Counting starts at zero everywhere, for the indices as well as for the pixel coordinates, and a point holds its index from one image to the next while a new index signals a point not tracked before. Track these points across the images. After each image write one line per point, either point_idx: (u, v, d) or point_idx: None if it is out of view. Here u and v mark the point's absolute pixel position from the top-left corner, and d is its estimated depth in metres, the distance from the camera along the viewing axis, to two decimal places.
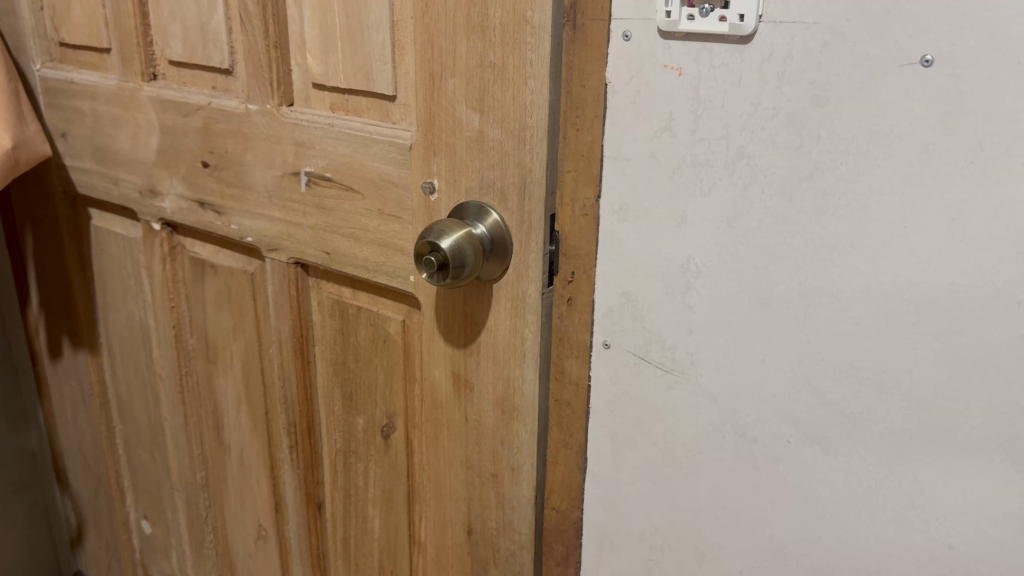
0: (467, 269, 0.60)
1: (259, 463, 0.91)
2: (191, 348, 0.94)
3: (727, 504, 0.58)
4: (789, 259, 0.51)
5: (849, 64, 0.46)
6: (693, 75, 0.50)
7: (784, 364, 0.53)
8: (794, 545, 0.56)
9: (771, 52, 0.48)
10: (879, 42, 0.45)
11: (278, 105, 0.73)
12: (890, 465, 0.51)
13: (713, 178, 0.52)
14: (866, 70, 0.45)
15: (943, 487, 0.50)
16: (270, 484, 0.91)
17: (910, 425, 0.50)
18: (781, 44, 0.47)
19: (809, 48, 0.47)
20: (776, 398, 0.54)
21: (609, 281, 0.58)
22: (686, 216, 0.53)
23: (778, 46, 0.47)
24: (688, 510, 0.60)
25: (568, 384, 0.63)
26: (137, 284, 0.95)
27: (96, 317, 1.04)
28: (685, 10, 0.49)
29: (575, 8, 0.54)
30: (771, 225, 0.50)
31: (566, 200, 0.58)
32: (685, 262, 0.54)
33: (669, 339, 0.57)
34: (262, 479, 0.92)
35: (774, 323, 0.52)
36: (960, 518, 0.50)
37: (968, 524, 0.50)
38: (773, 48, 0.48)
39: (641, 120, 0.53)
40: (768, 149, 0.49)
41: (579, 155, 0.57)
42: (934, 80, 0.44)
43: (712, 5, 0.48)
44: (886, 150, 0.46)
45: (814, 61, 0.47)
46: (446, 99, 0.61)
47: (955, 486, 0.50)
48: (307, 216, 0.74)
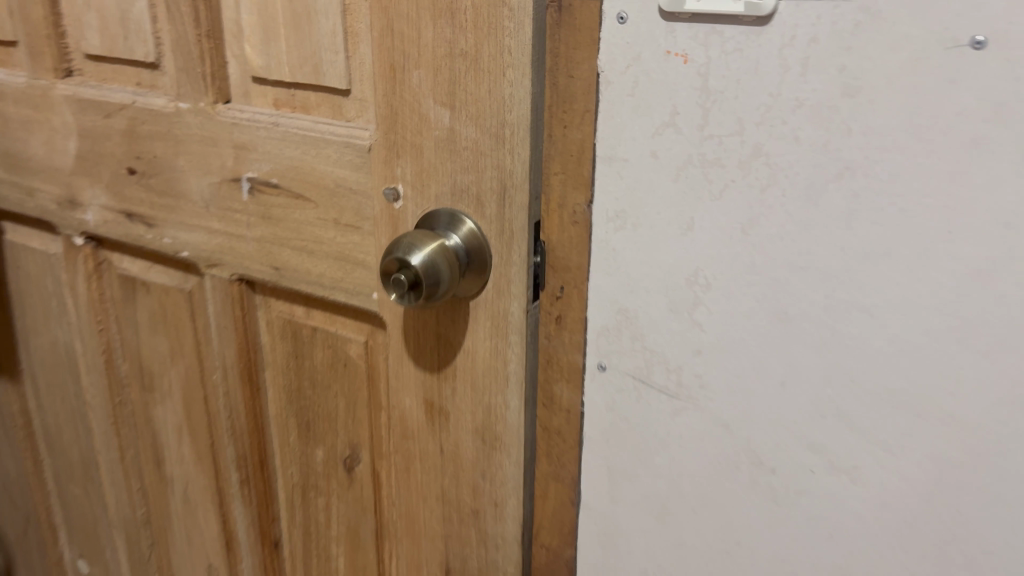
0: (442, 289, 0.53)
1: (207, 499, 0.83)
2: (124, 375, 0.84)
3: (741, 539, 0.52)
4: (814, 270, 0.45)
5: (885, 47, 0.40)
6: (701, 62, 0.44)
7: (807, 387, 0.47)
8: None
9: (793, 36, 0.42)
10: (921, 22, 0.39)
11: (213, 103, 0.64)
12: (928, 496, 0.46)
13: (724, 181, 0.45)
14: (906, 54, 0.39)
15: (990, 520, 0.45)
16: (219, 521, 0.83)
17: (952, 453, 0.44)
18: (805, 25, 0.41)
19: (839, 30, 0.40)
20: (797, 424, 0.48)
21: (604, 297, 0.52)
22: (692, 224, 0.47)
23: (802, 28, 0.41)
24: (696, 546, 0.54)
25: (559, 411, 0.57)
26: (61, 305, 0.86)
27: (16, 342, 0.93)
28: None
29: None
30: (793, 233, 0.44)
31: (553, 207, 0.52)
32: (692, 274, 0.48)
33: (674, 360, 0.50)
34: (210, 516, 0.83)
35: (795, 342, 0.46)
36: (1007, 554, 0.45)
37: (1017, 560, 0.45)
38: (796, 30, 0.41)
39: (639, 115, 0.47)
40: (789, 146, 0.43)
41: (568, 156, 0.50)
42: (985, 65, 0.38)
43: None
44: (929, 145, 0.40)
45: (843, 45, 0.41)
46: (409, 94, 0.54)
47: (1003, 519, 0.44)
48: (251, 227, 0.66)
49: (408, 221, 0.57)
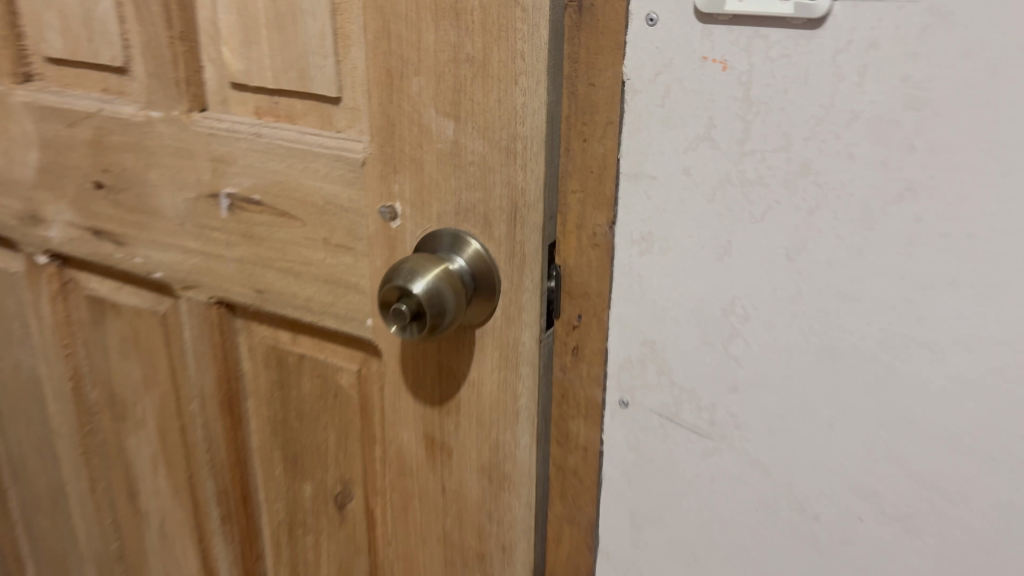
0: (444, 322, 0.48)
1: (185, 535, 0.77)
2: (93, 403, 0.78)
3: None
4: (867, 302, 0.40)
5: (957, 53, 0.35)
6: (742, 69, 0.39)
7: (858, 429, 0.43)
8: None
9: (850, 40, 0.37)
10: (1000, 26, 0.34)
11: (188, 112, 0.59)
12: (992, 547, 0.42)
13: (766, 202, 0.41)
14: (981, 62, 0.35)
15: None
16: (200, 558, 0.77)
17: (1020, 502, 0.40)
18: (864, 29, 0.37)
19: (902, 34, 0.36)
20: (845, 468, 0.44)
21: (628, 327, 0.47)
22: (729, 248, 0.42)
23: (859, 32, 0.37)
24: None
25: (574, 450, 0.51)
26: (24, 327, 0.79)
27: None
28: None
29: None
30: (844, 259, 0.40)
31: (571, 228, 0.47)
32: (729, 304, 0.43)
33: (706, 397, 0.45)
34: (190, 552, 0.78)
35: (845, 379, 0.42)
36: None
37: None
38: (853, 34, 0.37)
39: (669, 128, 0.42)
40: (842, 163, 0.39)
41: (588, 171, 0.45)
42: None
43: None
44: (1004, 164, 0.36)
45: (908, 51, 0.36)
46: (408, 102, 0.48)
47: None
48: (231, 247, 0.60)
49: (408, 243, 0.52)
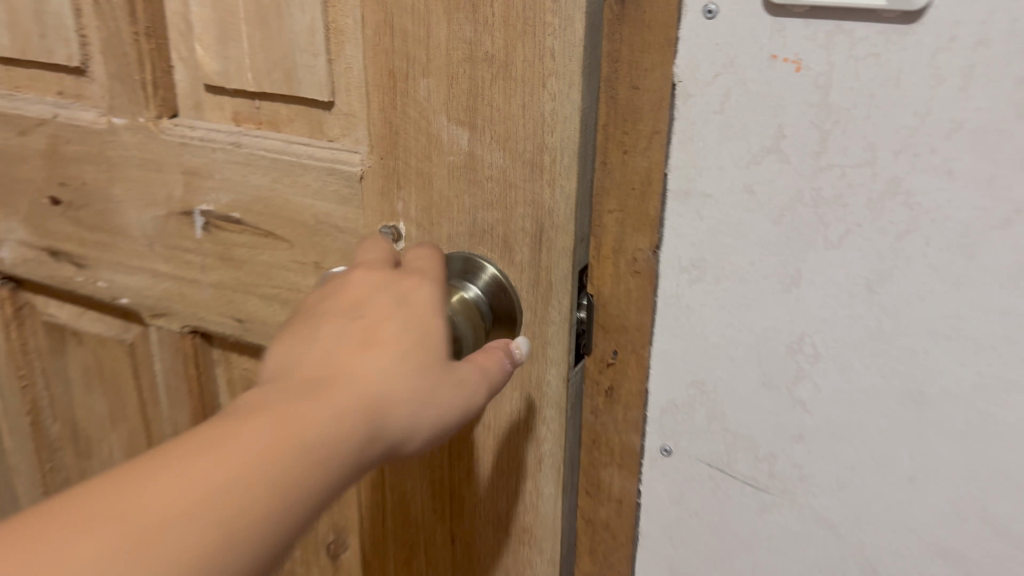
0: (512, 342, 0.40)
1: None
2: (54, 439, 0.70)
3: None
4: (962, 339, 0.35)
5: None
6: (820, 70, 0.34)
7: (944, 483, 0.37)
8: None
9: (953, 36, 0.31)
10: None
11: (156, 118, 0.52)
12: None
13: (845, 224, 0.35)
14: None
15: None
16: None
17: None
18: (970, 22, 0.31)
19: (1018, 29, 0.30)
20: (927, 526, 0.38)
21: (674, 366, 0.42)
22: (798, 278, 0.37)
23: (965, 26, 0.31)
24: None
25: (608, 502, 0.47)
26: None
27: None
28: None
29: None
30: (936, 291, 0.34)
31: (606, 252, 0.42)
32: (795, 341, 0.38)
33: (765, 446, 0.40)
34: None
35: (931, 429, 0.36)
36: None
37: None
38: (957, 29, 0.31)
39: (729, 139, 0.36)
40: (938, 181, 0.33)
41: (628, 189, 0.40)
42: None
43: None
44: None
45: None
46: (415, 107, 0.42)
47: None
48: (206, 271, 0.54)
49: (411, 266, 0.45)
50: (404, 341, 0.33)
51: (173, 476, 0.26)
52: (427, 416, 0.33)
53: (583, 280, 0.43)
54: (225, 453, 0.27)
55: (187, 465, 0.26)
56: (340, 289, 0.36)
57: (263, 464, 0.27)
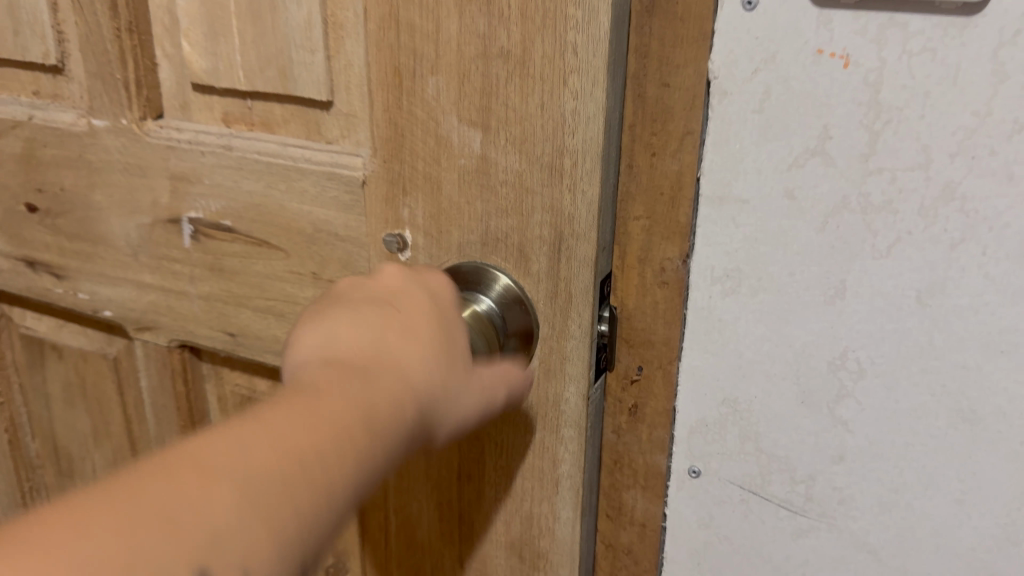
0: (518, 369, 0.39)
1: None
2: (33, 458, 0.66)
3: None
4: (1019, 354, 0.33)
5: None
6: (872, 66, 0.31)
7: (993, 505, 0.36)
8: None
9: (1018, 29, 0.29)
10: None
11: (140, 119, 0.48)
12: None
13: (895, 233, 0.33)
14: None
15: None
16: None
17: None
18: None
19: None
20: (973, 549, 0.37)
21: (703, 383, 0.39)
22: (843, 290, 0.35)
23: None
24: None
25: (631, 524, 0.45)
26: None
27: None
28: None
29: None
30: (992, 303, 0.33)
31: (632, 261, 0.39)
32: (839, 356, 0.36)
33: (805, 469, 0.39)
34: None
35: (983, 449, 0.35)
36: None
37: None
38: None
39: (768, 141, 0.34)
40: (997, 185, 0.31)
41: (656, 193, 0.37)
42: None
43: None
44: None
45: None
46: (422, 108, 0.39)
47: None
48: (195, 282, 0.50)
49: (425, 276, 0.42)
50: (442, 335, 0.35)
51: (277, 458, 0.27)
52: (454, 411, 0.35)
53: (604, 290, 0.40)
54: (315, 427, 0.28)
55: (285, 439, 0.27)
56: (371, 282, 0.37)
57: (352, 446, 0.28)
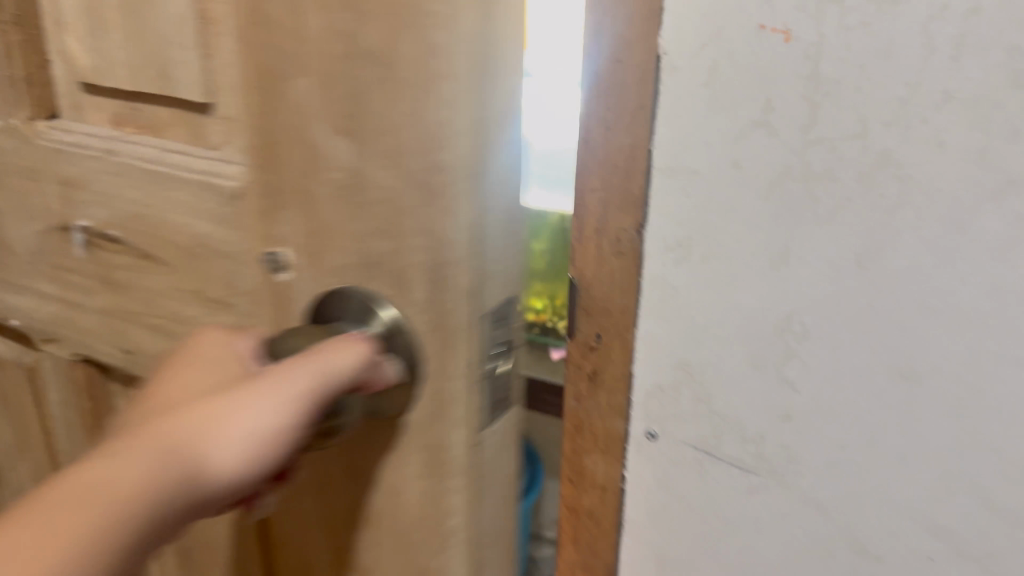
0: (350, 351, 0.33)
1: None
2: None
3: None
4: (948, 314, 0.34)
5: None
6: (810, 40, 0.33)
7: (928, 464, 0.37)
8: None
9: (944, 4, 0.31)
10: None
11: (30, 121, 0.45)
12: None
13: (836, 198, 0.35)
14: None
15: None
16: None
17: None
18: None
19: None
20: (914, 505, 0.38)
21: (658, 349, 0.42)
22: (787, 255, 0.37)
23: None
24: None
25: (591, 489, 0.47)
26: None
27: None
28: None
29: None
30: (929, 264, 0.34)
31: (589, 234, 0.40)
32: (783, 318, 0.38)
33: (753, 428, 0.41)
34: None
35: (921, 405, 0.36)
36: None
37: None
38: None
39: (715, 114, 0.36)
40: (929, 153, 0.33)
41: (613, 167, 0.39)
42: None
43: None
44: None
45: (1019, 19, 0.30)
46: (289, 106, 0.34)
47: None
48: (90, 295, 0.47)
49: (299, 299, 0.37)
50: (246, 379, 0.33)
51: None
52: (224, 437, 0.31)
53: (491, 329, 0.35)
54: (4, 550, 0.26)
55: None
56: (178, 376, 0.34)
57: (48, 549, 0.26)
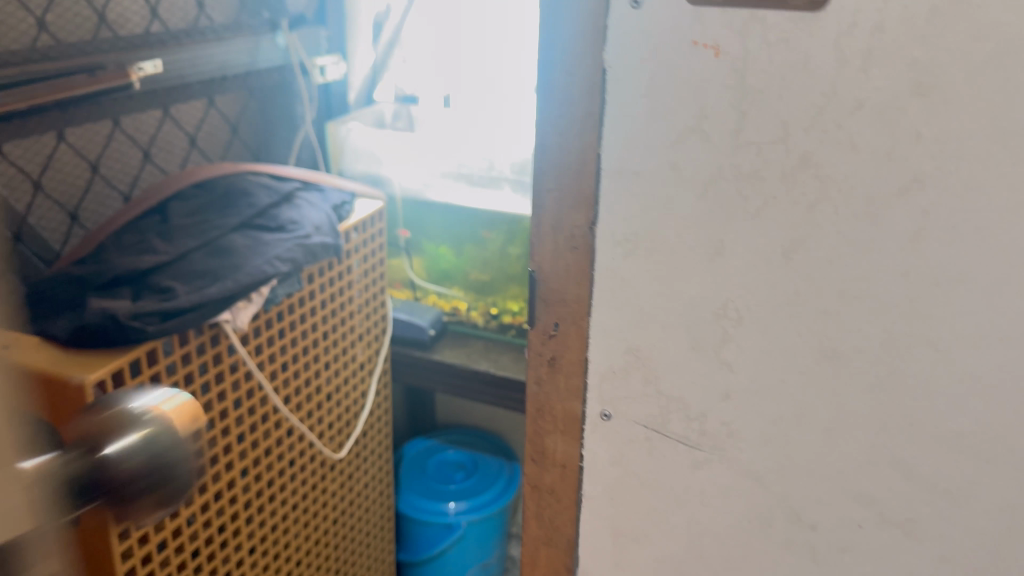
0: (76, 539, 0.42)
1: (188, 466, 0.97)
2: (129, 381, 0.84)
3: (707, 550, 0.67)
4: (838, 288, 0.55)
5: (925, 33, 0.48)
6: (734, 55, 0.52)
7: (856, 407, 0.58)
8: (829, 553, 0.63)
9: (845, 27, 0.50)
10: (971, 19, 0.47)
11: None
12: (950, 502, 0.58)
13: (764, 197, 0.55)
14: (976, 32, 0.47)
15: (948, 521, 0.59)
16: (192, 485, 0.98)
17: (992, 420, 0.55)
18: (850, 15, 0.49)
19: (877, 26, 0.49)
20: (824, 466, 0.60)
21: (611, 334, 0.63)
22: (721, 249, 0.57)
23: (854, 17, 0.49)
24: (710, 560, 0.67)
25: (555, 467, 0.71)
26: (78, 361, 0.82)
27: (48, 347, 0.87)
28: None
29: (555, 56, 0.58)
30: (836, 251, 0.55)
31: (549, 230, 0.63)
32: (722, 307, 0.59)
33: (701, 407, 0.62)
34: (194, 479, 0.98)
35: (840, 374, 0.57)
36: (959, 550, 0.59)
37: (964, 555, 0.59)
38: (844, 20, 0.50)
39: (654, 121, 0.56)
40: (844, 154, 0.52)
41: (572, 171, 0.60)
42: (987, 48, 0.47)
43: None
44: (957, 152, 0.50)
45: (862, 35, 0.50)
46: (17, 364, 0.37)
47: (970, 519, 0.58)
48: None
49: (125, 414, 0.38)
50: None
51: None
52: None
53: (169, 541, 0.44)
54: None
55: None
56: None
57: None
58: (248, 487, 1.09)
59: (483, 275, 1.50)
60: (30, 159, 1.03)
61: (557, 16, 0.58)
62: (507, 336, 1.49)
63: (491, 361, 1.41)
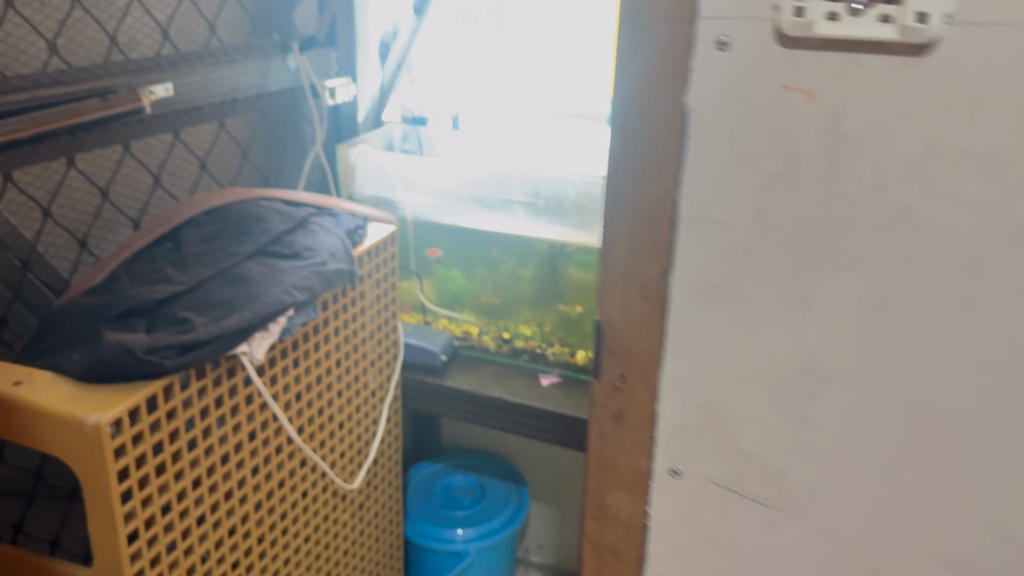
0: None
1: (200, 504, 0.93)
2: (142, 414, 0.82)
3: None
4: (927, 344, 0.60)
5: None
6: (829, 98, 0.57)
7: (931, 473, 0.63)
8: None
9: (948, 74, 0.53)
10: None
11: None
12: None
13: (857, 251, 0.59)
14: None
15: None
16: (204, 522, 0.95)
17: None
18: (961, 62, 0.52)
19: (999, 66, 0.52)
20: (901, 524, 0.66)
21: (688, 390, 0.71)
22: (809, 303, 0.62)
23: (955, 63, 0.53)
24: None
25: (620, 522, 0.82)
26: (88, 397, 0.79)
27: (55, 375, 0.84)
28: (824, 15, 0.54)
29: (630, 101, 0.66)
30: (922, 316, 0.59)
31: (630, 285, 0.71)
32: (807, 367, 0.65)
33: (784, 468, 0.69)
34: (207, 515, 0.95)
35: (924, 437, 0.62)
36: None
37: None
38: (948, 66, 0.53)
39: (752, 163, 0.60)
40: (942, 205, 0.56)
41: (652, 220, 0.68)
42: None
43: (873, 10, 0.53)
44: None
45: (968, 78, 0.53)
46: None
47: None
48: None
49: None
50: None
51: None
52: None
53: None
54: None
55: None
56: None
57: None
58: (263, 521, 1.06)
59: (494, 298, 1.47)
60: (40, 186, 1.00)
61: (637, 64, 0.64)
62: (520, 361, 1.45)
63: (506, 387, 1.38)
